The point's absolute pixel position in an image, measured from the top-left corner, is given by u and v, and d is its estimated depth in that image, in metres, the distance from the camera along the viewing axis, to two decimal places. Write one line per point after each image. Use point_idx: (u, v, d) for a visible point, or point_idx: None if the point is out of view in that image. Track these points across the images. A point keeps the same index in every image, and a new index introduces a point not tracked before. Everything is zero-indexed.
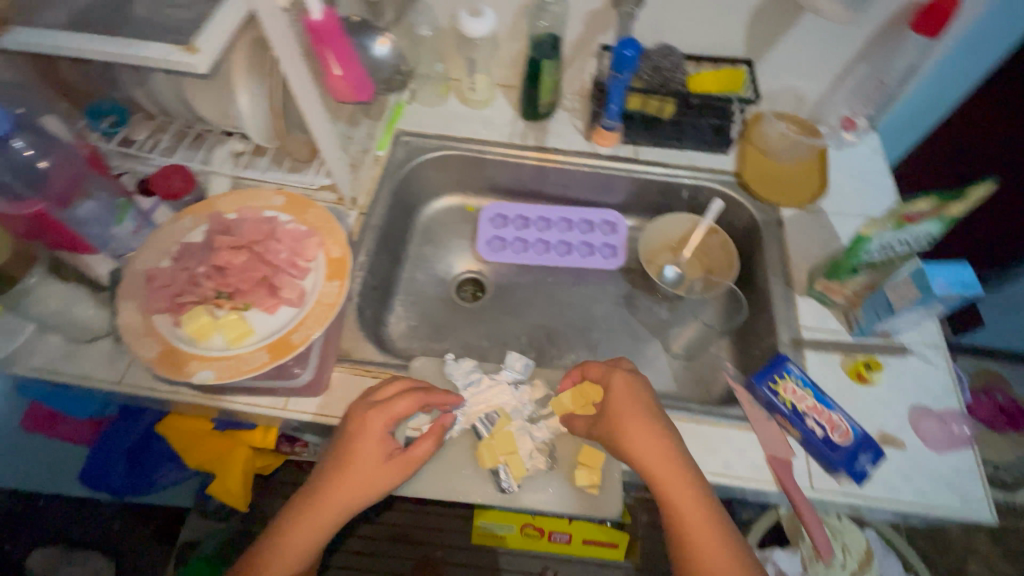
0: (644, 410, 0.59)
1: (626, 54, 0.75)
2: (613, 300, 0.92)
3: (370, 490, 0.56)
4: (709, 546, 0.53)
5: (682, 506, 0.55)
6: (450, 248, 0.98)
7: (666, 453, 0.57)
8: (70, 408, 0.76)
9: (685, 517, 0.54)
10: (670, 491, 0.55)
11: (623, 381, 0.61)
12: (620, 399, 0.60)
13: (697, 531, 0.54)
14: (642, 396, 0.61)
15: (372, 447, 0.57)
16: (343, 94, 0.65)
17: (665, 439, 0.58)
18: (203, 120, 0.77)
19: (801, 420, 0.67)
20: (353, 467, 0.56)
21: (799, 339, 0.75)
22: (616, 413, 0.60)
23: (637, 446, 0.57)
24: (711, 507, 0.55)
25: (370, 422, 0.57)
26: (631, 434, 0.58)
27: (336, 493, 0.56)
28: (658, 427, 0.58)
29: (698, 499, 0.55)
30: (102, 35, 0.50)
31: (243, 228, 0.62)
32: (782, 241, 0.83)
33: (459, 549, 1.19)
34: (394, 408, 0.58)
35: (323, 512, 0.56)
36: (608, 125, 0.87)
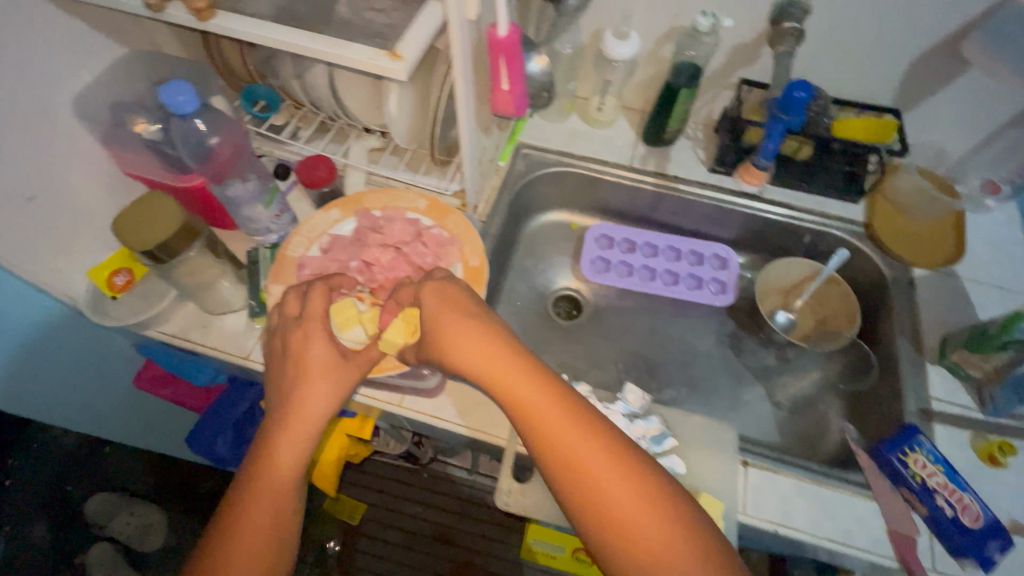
0: (473, 324, 0.50)
1: (797, 96, 0.71)
2: (716, 338, 0.89)
3: (332, 392, 0.51)
4: (612, 489, 0.43)
5: (556, 442, 0.45)
6: (552, 263, 0.97)
7: (525, 379, 0.47)
8: (186, 374, 0.80)
9: (576, 459, 0.44)
10: (542, 425, 0.45)
11: (445, 293, 0.53)
12: (452, 320, 0.50)
13: (600, 474, 0.44)
14: (456, 304, 0.52)
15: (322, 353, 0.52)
16: (504, 108, 0.66)
17: (527, 364, 0.48)
18: (347, 115, 0.79)
19: (929, 495, 0.63)
20: (310, 368, 0.51)
21: (928, 409, 0.71)
22: (436, 321, 0.51)
23: (492, 372, 0.48)
24: (617, 449, 0.45)
25: (311, 325, 0.53)
26: (457, 350, 0.49)
27: (307, 400, 0.50)
28: (498, 349, 0.48)
29: (588, 436, 0.45)
30: (306, 30, 0.52)
31: (393, 229, 0.65)
32: (911, 303, 0.79)
33: (496, 557, 1.26)
34: (315, 308, 0.54)
35: (302, 419, 0.49)
36: (760, 164, 0.82)
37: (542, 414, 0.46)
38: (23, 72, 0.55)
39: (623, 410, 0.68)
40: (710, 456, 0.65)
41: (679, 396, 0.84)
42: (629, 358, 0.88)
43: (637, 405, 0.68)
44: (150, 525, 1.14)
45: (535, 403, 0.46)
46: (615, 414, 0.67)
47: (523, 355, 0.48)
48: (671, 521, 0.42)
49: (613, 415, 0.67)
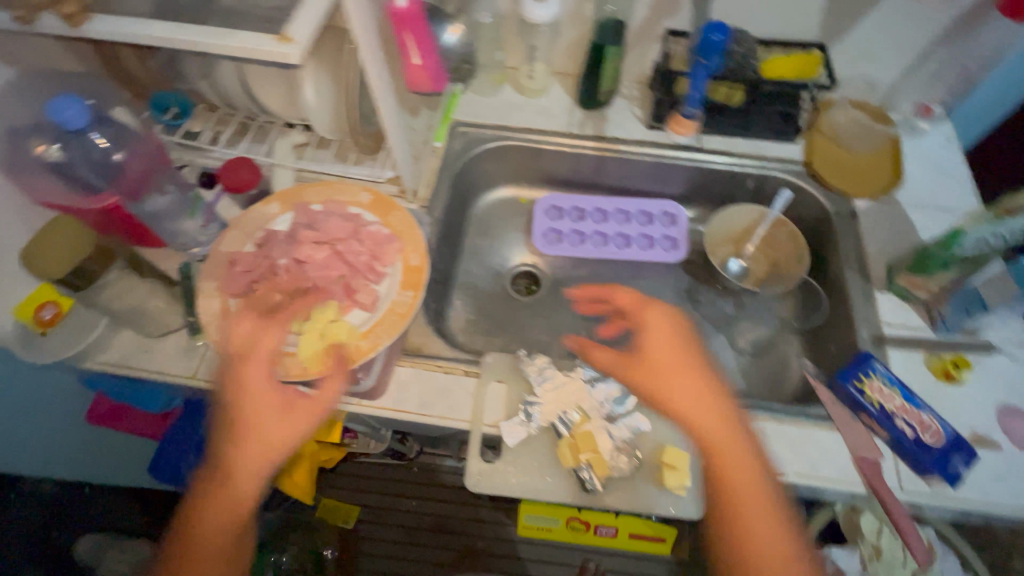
0: (678, 348, 0.55)
1: (713, 40, 0.72)
2: (675, 294, 0.90)
3: (275, 441, 0.50)
4: (755, 489, 0.51)
5: (727, 453, 0.51)
6: (505, 241, 0.96)
7: (700, 395, 0.53)
8: (139, 403, 0.77)
9: (733, 463, 0.51)
10: (714, 439, 0.52)
11: (652, 317, 0.57)
12: (662, 351, 0.55)
13: (744, 475, 0.51)
14: (677, 334, 0.56)
15: (264, 402, 0.51)
16: (421, 84, 0.64)
17: (701, 381, 0.54)
18: (266, 112, 0.76)
19: (891, 421, 0.64)
20: (253, 412, 0.50)
21: (881, 336, 0.72)
22: (648, 351, 0.55)
23: (671, 382, 0.54)
24: (755, 459, 0.52)
25: (251, 373, 0.51)
26: (667, 378, 0.54)
27: (252, 445, 0.50)
28: (690, 371, 0.54)
29: (743, 446, 0.52)
30: (188, 23, 0.49)
31: (328, 225, 0.60)
32: (857, 233, 0.80)
33: (499, 541, 1.26)
34: (260, 348, 0.52)
35: (250, 462, 0.50)
36: (688, 112, 0.85)
37: (719, 429, 0.52)
38: None
39: (583, 376, 0.67)
40: (675, 410, 0.65)
41: None
42: (591, 325, 0.88)
43: (596, 370, 0.68)
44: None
45: (705, 418, 0.53)
46: (577, 381, 0.67)
47: (698, 370, 0.54)
48: (782, 519, 0.50)
49: (574, 382, 0.67)
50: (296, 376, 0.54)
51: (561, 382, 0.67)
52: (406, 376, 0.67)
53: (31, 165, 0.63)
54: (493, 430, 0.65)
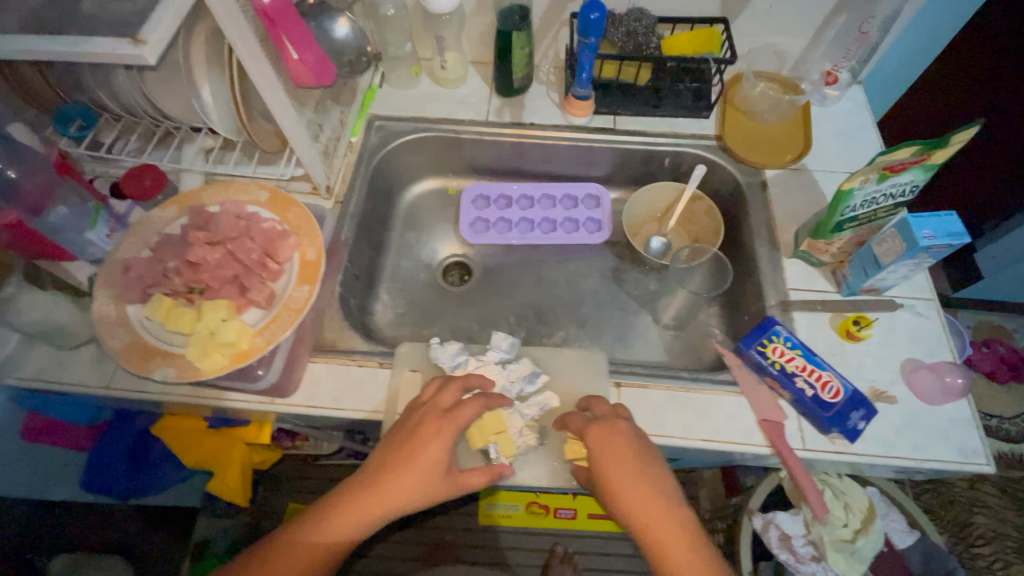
0: (625, 450, 0.56)
1: (592, 19, 0.71)
2: (601, 274, 0.91)
3: (420, 497, 0.54)
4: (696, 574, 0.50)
5: (654, 528, 0.52)
6: (434, 233, 0.97)
7: (635, 476, 0.54)
8: (66, 416, 0.77)
9: (661, 541, 0.51)
10: (646, 522, 0.52)
11: (602, 430, 0.57)
12: (609, 455, 0.56)
13: (673, 544, 0.51)
14: (620, 439, 0.57)
15: (429, 460, 0.54)
16: (305, 78, 0.63)
17: (644, 475, 0.54)
18: (170, 118, 0.76)
19: (791, 380, 0.66)
20: (412, 468, 0.54)
21: (787, 301, 0.74)
22: (598, 451, 0.56)
23: (617, 484, 0.54)
24: (681, 511, 0.53)
25: (444, 433, 0.55)
26: (602, 467, 0.55)
27: (383, 499, 0.53)
28: (635, 469, 0.55)
29: (669, 516, 0.52)
30: (43, 33, 0.49)
31: (220, 224, 0.61)
32: (767, 203, 0.82)
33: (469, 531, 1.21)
34: (463, 412, 0.57)
35: (360, 515, 0.53)
36: (580, 93, 0.84)
37: (643, 506, 0.53)
38: None
39: (495, 359, 0.68)
40: (582, 387, 0.67)
41: (570, 337, 0.85)
42: (519, 310, 0.89)
43: (508, 351, 0.69)
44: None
45: (640, 503, 0.53)
46: (488, 365, 0.67)
47: (645, 464, 0.55)
48: None
49: (486, 365, 0.68)
50: (191, 377, 0.55)
51: (472, 366, 0.68)
52: (319, 372, 0.68)
53: None
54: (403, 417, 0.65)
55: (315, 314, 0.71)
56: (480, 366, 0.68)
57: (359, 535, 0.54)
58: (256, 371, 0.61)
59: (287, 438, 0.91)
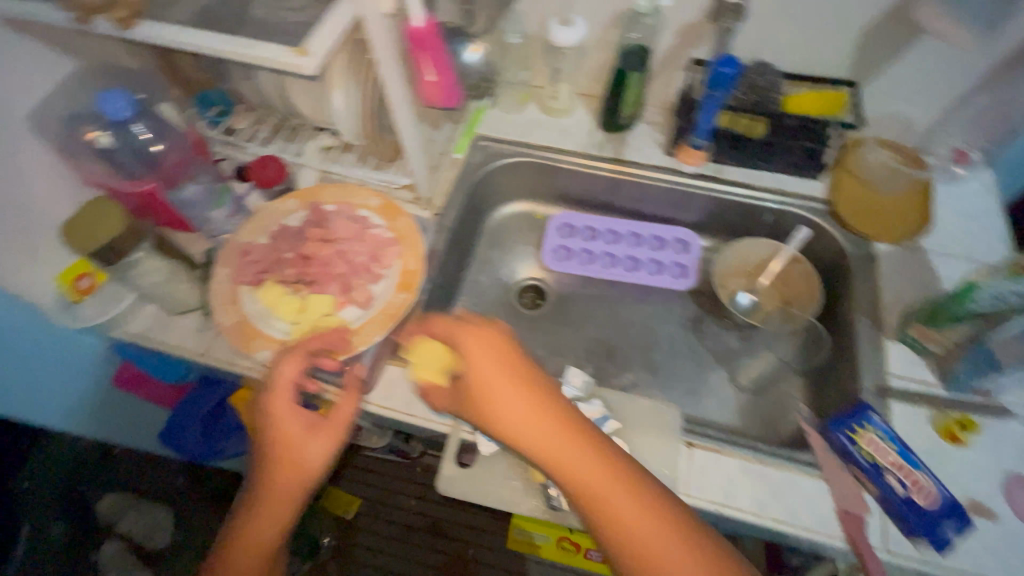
0: (501, 367, 0.50)
1: (725, 72, 0.73)
2: (679, 322, 0.88)
3: (317, 462, 0.52)
4: (664, 540, 0.44)
5: (598, 485, 0.46)
6: (516, 253, 0.98)
7: (546, 413, 0.48)
8: (158, 371, 0.82)
9: (603, 493, 0.46)
10: (560, 460, 0.47)
11: (474, 337, 0.51)
12: (478, 376, 0.50)
13: (629, 512, 0.45)
14: (489, 360, 0.50)
15: (288, 413, 0.53)
16: (434, 98, 0.67)
17: (522, 400, 0.49)
18: (298, 115, 0.81)
19: (880, 475, 0.61)
20: (296, 444, 0.52)
21: (884, 386, 0.69)
22: (470, 365, 0.50)
23: (490, 408, 0.49)
24: (596, 442, 0.48)
25: (279, 402, 0.53)
26: (482, 392, 0.49)
27: (287, 483, 0.51)
28: (506, 388, 0.49)
29: (603, 466, 0.47)
30: (220, 33, 0.53)
31: (334, 225, 0.65)
32: (872, 279, 0.78)
33: (491, 550, 1.27)
34: (283, 376, 0.53)
35: (276, 504, 0.51)
36: (695, 142, 0.84)
37: (567, 452, 0.47)
38: None
39: (566, 394, 0.68)
40: (654, 439, 0.64)
41: (639, 381, 0.83)
42: (590, 345, 0.88)
43: (581, 389, 0.68)
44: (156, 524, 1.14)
45: (566, 450, 0.47)
46: None
47: (518, 387, 0.49)
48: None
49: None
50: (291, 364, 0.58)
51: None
52: (396, 375, 0.70)
53: (83, 150, 0.69)
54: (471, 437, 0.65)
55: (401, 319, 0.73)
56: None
57: (285, 509, 0.51)
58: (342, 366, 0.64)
59: None
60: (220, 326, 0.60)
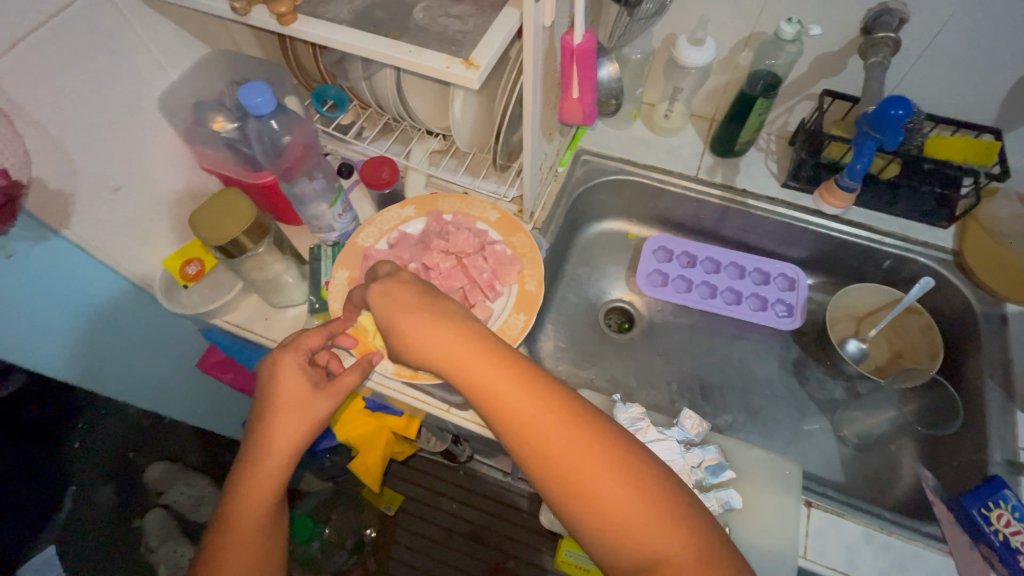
0: (443, 335, 0.45)
1: (894, 114, 0.63)
2: (779, 364, 0.84)
3: (302, 424, 0.51)
4: (644, 521, 0.39)
5: (576, 462, 0.40)
6: (606, 273, 0.95)
7: (524, 389, 0.42)
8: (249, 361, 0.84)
9: (578, 465, 0.40)
10: (535, 433, 0.41)
11: (398, 300, 0.48)
12: (411, 323, 0.46)
13: (596, 483, 0.39)
14: (425, 330, 0.46)
15: (296, 380, 0.53)
16: (572, 115, 0.63)
17: (510, 370, 0.43)
18: (412, 117, 0.80)
19: (1012, 556, 0.55)
20: (289, 403, 0.52)
21: (1018, 462, 0.64)
22: (386, 311, 0.47)
23: (469, 377, 0.43)
24: (581, 421, 0.41)
25: (286, 359, 0.53)
26: (447, 361, 0.44)
27: (276, 432, 0.51)
28: (484, 361, 0.43)
29: (590, 445, 0.40)
30: (381, 35, 0.52)
31: (456, 237, 0.63)
32: (1006, 343, 0.72)
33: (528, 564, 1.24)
34: (308, 342, 0.55)
35: (267, 452, 0.50)
36: (846, 183, 0.75)
37: (555, 435, 0.41)
38: (118, 69, 0.59)
39: (677, 437, 0.64)
40: (767, 494, 0.61)
41: (735, 422, 0.80)
42: (682, 377, 0.85)
43: (693, 433, 0.64)
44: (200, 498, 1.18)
45: (535, 417, 0.41)
46: (667, 440, 0.63)
47: (467, 351, 0.44)
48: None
49: (666, 441, 0.63)
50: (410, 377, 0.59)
51: (652, 438, 0.63)
52: None
53: (208, 137, 0.69)
54: None
55: None
56: (661, 442, 0.63)
57: (285, 460, 0.51)
58: None
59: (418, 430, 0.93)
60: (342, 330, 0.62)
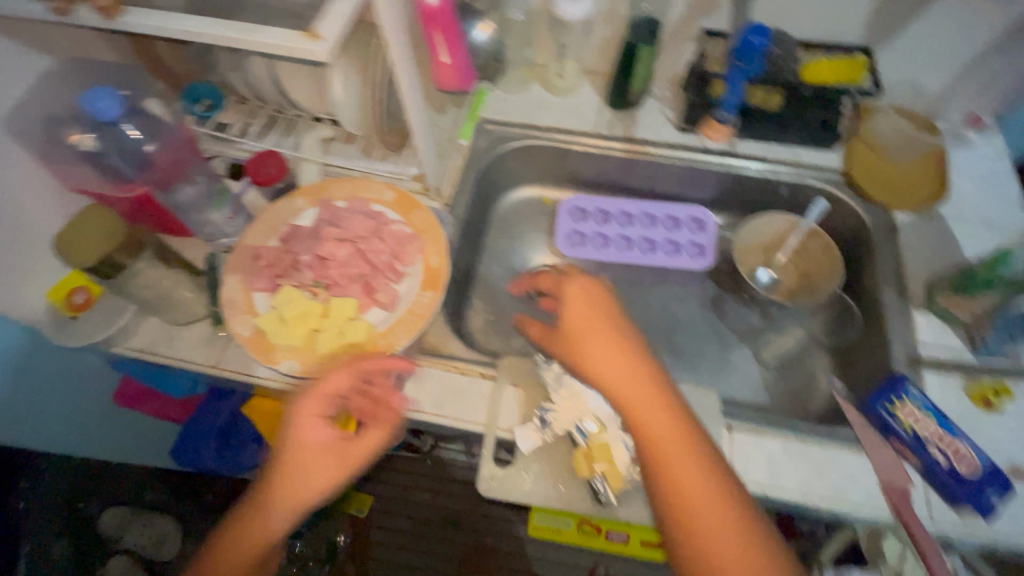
0: (629, 345, 0.56)
1: (754, 42, 0.74)
2: (700, 302, 0.87)
3: (324, 477, 0.48)
4: (721, 534, 0.48)
5: (667, 447, 0.51)
6: (527, 241, 0.95)
7: (660, 415, 0.53)
8: (165, 387, 0.79)
9: (668, 451, 0.51)
10: (645, 417, 0.53)
11: (599, 318, 0.57)
12: (594, 341, 0.55)
13: (693, 499, 0.49)
14: (626, 340, 0.56)
15: (318, 435, 0.49)
16: (449, 80, 0.64)
17: (642, 370, 0.54)
18: (294, 106, 0.77)
19: (922, 447, 0.61)
20: (295, 452, 0.49)
21: (917, 357, 0.69)
22: (579, 332, 0.57)
23: (626, 398, 0.54)
24: (681, 415, 0.53)
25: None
26: (588, 358, 0.56)
27: (284, 483, 0.48)
28: (637, 363, 0.55)
29: (681, 433, 0.52)
30: (220, 18, 0.49)
31: (350, 222, 0.60)
32: (896, 249, 0.77)
33: (509, 538, 1.26)
34: (335, 384, 0.51)
35: (264, 498, 0.49)
36: (721, 117, 0.82)
37: (654, 421, 0.52)
38: None
39: None
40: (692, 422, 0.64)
41: (664, 365, 0.82)
42: None
43: None
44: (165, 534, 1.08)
45: (657, 410, 0.53)
46: (592, 391, 0.65)
47: (649, 358, 0.56)
48: None
49: (591, 392, 0.65)
50: (320, 373, 0.54)
51: (578, 391, 0.65)
52: (424, 374, 0.68)
53: (67, 153, 0.64)
54: (507, 435, 0.65)
55: None
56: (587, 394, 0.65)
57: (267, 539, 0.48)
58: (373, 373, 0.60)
59: None
60: (239, 338, 0.56)
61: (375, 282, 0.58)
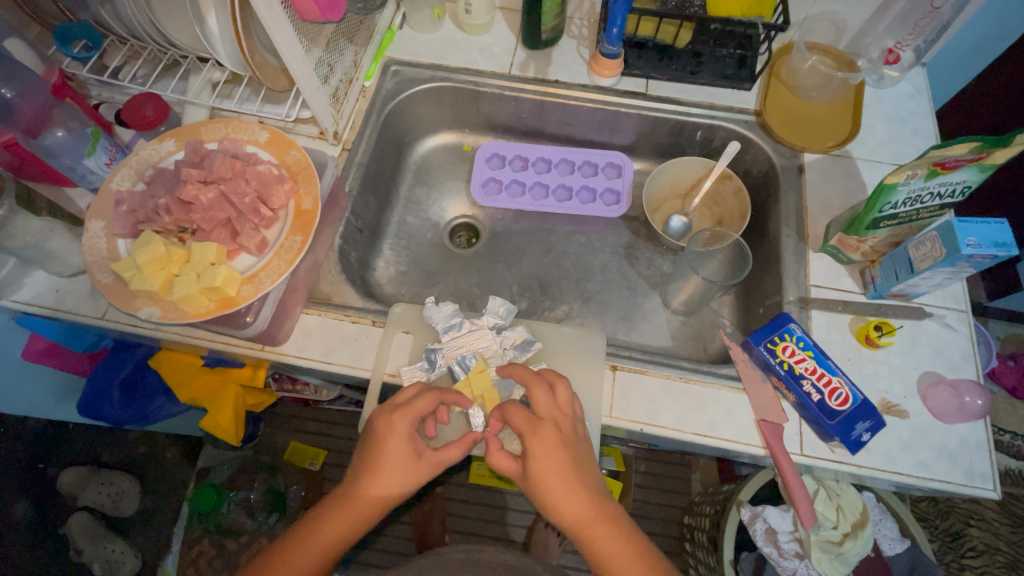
0: (568, 462, 0.54)
1: None
2: (613, 250, 0.87)
3: (404, 484, 0.56)
4: None
5: (603, 554, 0.53)
6: (444, 190, 0.93)
7: (625, 551, 0.53)
8: (69, 341, 0.78)
9: (610, 553, 0.53)
10: (591, 533, 0.53)
11: (547, 437, 0.55)
12: (556, 484, 0.54)
13: None
14: (563, 455, 0.55)
15: (403, 446, 0.56)
16: (308, 11, 0.61)
17: (583, 484, 0.54)
18: (176, 45, 0.73)
19: (797, 383, 0.61)
20: (385, 466, 0.56)
21: (807, 297, 0.69)
22: (543, 474, 0.54)
23: (592, 536, 0.53)
24: (618, 519, 0.55)
25: (398, 425, 0.57)
26: (538, 469, 0.54)
27: (367, 495, 0.55)
28: (575, 477, 0.54)
29: (623, 538, 0.54)
30: None
31: (213, 163, 0.58)
32: (801, 190, 0.76)
33: (460, 487, 1.20)
34: (416, 407, 0.57)
35: (348, 508, 0.56)
36: (608, 51, 0.78)
37: (597, 532, 0.53)
38: None
39: (490, 323, 0.70)
40: (579, 363, 0.66)
41: (573, 312, 0.82)
42: (523, 280, 0.85)
43: (503, 317, 0.71)
44: (123, 493, 1.13)
45: (598, 514, 0.54)
46: (482, 329, 0.69)
47: (583, 470, 0.55)
48: None
49: (479, 331, 0.69)
50: (178, 320, 0.54)
51: (466, 330, 0.69)
52: (312, 324, 0.67)
53: None
54: (395, 379, 0.66)
55: (312, 265, 0.69)
56: (474, 332, 0.69)
57: (351, 526, 0.55)
58: (244, 318, 0.59)
59: (287, 382, 0.92)
60: (99, 287, 0.55)
61: (239, 227, 0.57)
